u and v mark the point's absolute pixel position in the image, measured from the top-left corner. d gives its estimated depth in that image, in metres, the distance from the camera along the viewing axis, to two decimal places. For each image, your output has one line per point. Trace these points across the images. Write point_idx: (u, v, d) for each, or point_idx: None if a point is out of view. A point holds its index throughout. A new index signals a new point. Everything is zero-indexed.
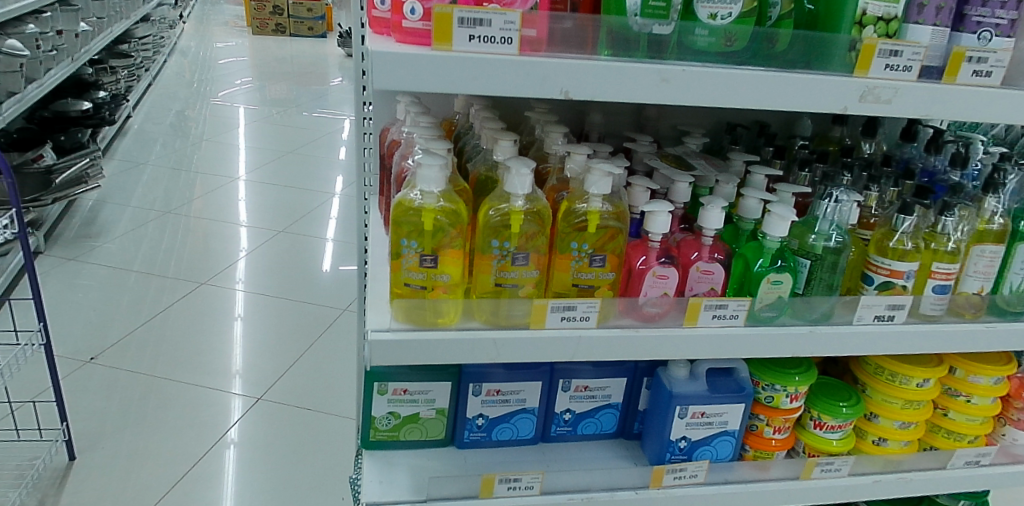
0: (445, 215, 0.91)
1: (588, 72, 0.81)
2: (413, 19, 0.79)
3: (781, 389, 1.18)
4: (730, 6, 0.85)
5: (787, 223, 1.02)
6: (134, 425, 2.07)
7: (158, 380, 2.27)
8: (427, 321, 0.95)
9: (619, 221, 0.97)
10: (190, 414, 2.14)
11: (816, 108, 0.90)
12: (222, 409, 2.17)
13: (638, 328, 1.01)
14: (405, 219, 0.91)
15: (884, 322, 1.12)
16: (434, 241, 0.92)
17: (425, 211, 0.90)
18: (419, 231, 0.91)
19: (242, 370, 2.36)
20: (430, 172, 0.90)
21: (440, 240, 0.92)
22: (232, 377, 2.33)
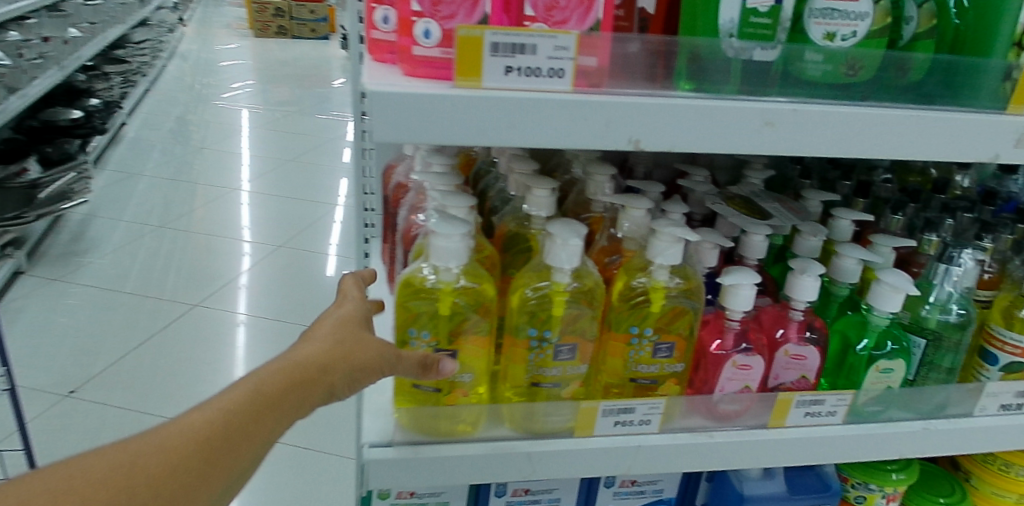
0: (465, 301, 0.70)
1: (666, 115, 0.59)
2: (427, 44, 0.57)
3: (876, 489, 0.95)
4: (855, 22, 0.64)
5: (902, 296, 0.78)
6: None
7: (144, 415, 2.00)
8: (443, 431, 0.74)
9: (689, 298, 0.76)
10: None
11: (964, 158, 0.66)
12: None
13: (711, 430, 0.80)
14: (414, 306, 0.70)
15: (1010, 412, 0.88)
16: (451, 330, 0.71)
17: (439, 296, 0.69)
18: (431, 319, 0.70)
19: None
20: (449, 245, 0.67)
21: (460, 328, 0.71)
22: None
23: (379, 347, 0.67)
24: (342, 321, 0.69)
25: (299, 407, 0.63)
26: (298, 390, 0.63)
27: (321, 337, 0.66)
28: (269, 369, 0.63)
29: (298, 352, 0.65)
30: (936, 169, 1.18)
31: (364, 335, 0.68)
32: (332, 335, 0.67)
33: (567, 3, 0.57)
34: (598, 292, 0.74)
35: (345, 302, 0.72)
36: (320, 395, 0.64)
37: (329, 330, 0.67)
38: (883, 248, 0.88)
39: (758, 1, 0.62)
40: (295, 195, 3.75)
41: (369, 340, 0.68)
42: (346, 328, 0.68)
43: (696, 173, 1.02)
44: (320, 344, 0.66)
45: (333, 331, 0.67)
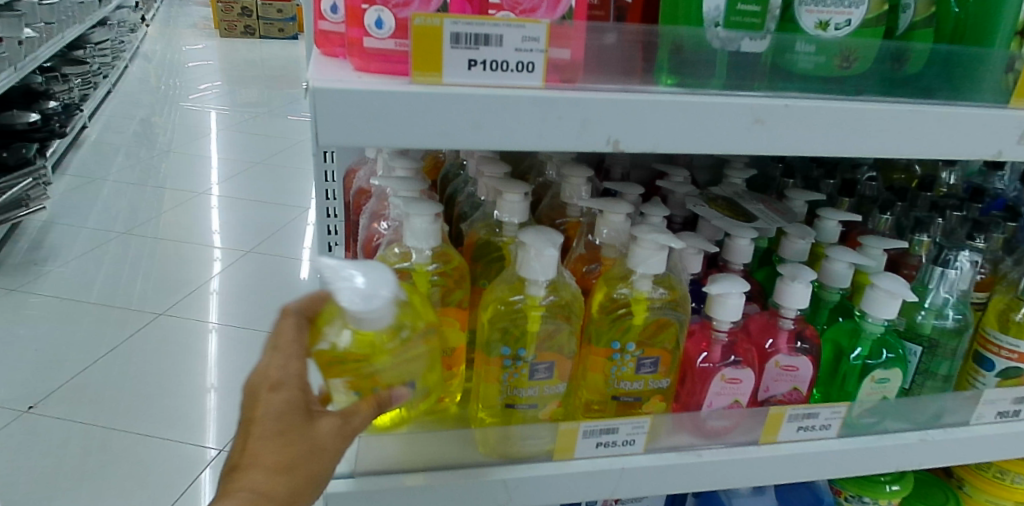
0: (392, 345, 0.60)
1: (648, 113, 0.53)
2: (380, 36, 0.51)
3: (870, 503, 0.90)
4: (850, 11, 0.59)
5: (899, 301, 0.74)
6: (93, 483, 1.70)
7: (108, 430, 1.88)
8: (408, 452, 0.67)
9: (674, 309, 0.71)
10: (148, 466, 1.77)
11: (965, 156, 0.62)
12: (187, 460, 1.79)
13: (699, 449, 0.74)
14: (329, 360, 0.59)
15: (1008, 419, 0.84)
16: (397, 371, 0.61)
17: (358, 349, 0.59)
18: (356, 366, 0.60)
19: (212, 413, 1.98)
20: (370, 310, 0.58)
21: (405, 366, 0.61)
22: (209, 392, 2.07)
23: (339, 445, 0.54)
24: (292, 428, 0.52)
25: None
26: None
27: (269, 460, 0.51)
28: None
29: (244, 491, 0.50)
30: (920, 165, 1.14)
31: (321, 433, 0.53)
32: (285, 455, 0.51)
33: None
34: (576, 305, 0.69)
35: (283, 378, 0.53)
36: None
37: (278, 452, 0.51)
38: (874, 250, 0.84)
39: None
40: (265, 199, 3.63)
41: (325, 435, 0.53)
42: (297, 436, 0.52)
43: (675, 173, 0.97)
44: (270, 476, 0.50)
45: (284, 448, 0.51)
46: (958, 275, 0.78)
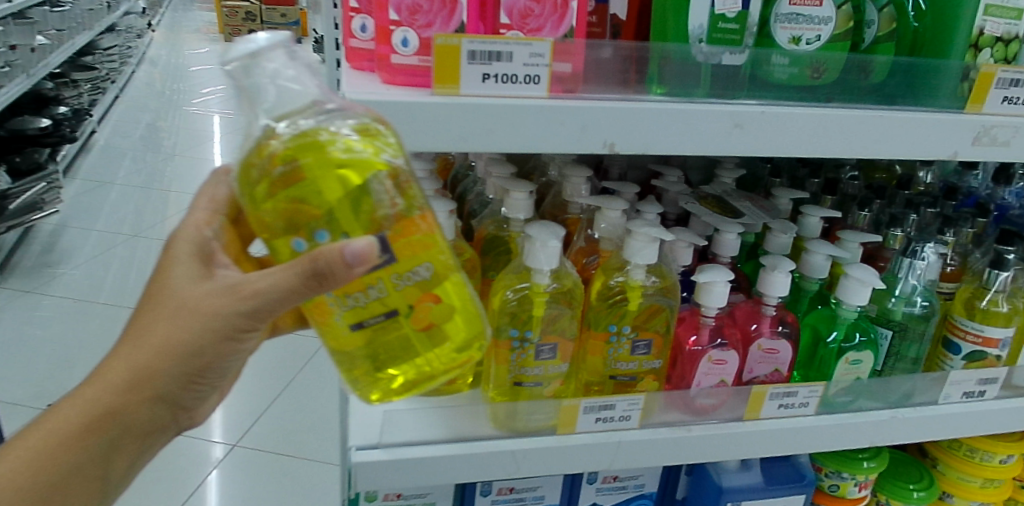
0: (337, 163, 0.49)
1: (640, 120, 0.60)
2: (405, 53, 0.58)
3: (849, 478, 0.98)
4: (819, 27, 0.67)
5: (869, 289, 0.82)
6: None
7: None
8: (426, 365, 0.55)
9: (665, 296, 0.78)
10: None
11: (925, 156, 0.69)
12: None
13: (689, 424, 0.82)
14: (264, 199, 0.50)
15: (973, 399, 0.92)
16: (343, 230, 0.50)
17: (294, 181, 0.49)
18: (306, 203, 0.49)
19: None
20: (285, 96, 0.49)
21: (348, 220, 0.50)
22: None
23: (213, 306, 0.56)
24: (164, 289, 0.58)
25: (161, 396, 0.61)
26: (144, 390, 0.60)
27: (141, 323, 0.59)
28: (92, 381, 0.60)
29: (126, 346, 0.60)
30: (900, 165, 1.22)
31: (189, 293, 0.58)
32: (151, 313, 0.58)
33: (542, 10, 0.58)
34: (578, 292, 0.76)
35: (175, 241, 0.60)
36: (177, 380, 0.60)
37: (151, 311, 0.58)
38: (851, 244, 0.91)
39: (725, 7, 0.64)
40: None
41: (208, 296, 0.57)
42: (162, 298, 0.58)
43: (669, 173, 1.05)
44: (140, 333, 0.59)
45: (155, 306, 0.58)
46: (925, 265, 0.86)
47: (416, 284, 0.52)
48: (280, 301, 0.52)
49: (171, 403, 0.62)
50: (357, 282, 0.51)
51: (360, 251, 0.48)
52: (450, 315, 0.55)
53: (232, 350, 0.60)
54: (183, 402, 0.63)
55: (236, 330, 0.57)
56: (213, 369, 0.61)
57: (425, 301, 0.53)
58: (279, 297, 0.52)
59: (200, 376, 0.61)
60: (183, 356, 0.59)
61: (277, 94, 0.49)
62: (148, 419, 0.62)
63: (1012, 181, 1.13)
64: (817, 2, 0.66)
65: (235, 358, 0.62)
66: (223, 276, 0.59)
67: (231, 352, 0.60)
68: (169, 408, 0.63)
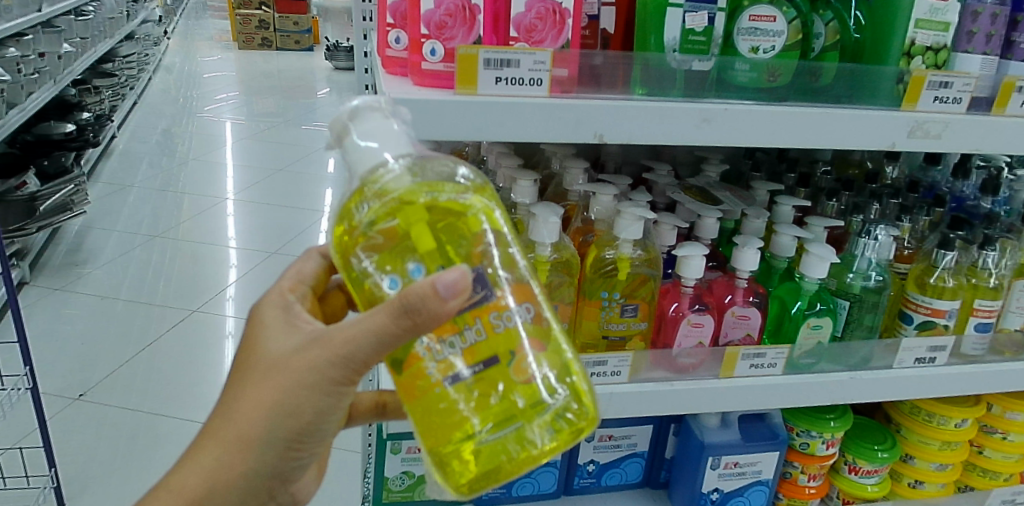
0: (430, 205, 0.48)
1: (625, 114, 0.74)
2: (433, 61, 0.72)
3: (817, 436, 1.11)
4: (773, 39, 0.81)
5: (827, 264, 0.94)
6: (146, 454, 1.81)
7: (154, 416, 1.95)
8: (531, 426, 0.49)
9: (650, 267, 0.91)
10: None
11: (866, 146, 0.82)
12: None
13: (672, 379, 0.94)
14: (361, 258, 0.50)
15: (925, 365, 1.04)
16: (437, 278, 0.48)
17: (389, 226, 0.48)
18: (403, 245, 0.48)
19: None
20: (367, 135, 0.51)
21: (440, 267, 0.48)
22: None
23: (307, 361, 0.52)
24: (255, 359, 0.55)
25: (258, 474, 0.56)
26: (233, 474, 0.55)
27: (229, 402, 0.55)
28: (174, 481, 0.55)
29: (211, 434, 0.56)
30: (871, 161, 1.34)
31: (279, 352, 0.54)
32: (242, 386, 0.54)
33: (544, 26, 0.72)
34: (575, 263, 0.89)
35: (261, 308, 0.58)
36: (275, 457, 0.56)
37: (237, 379, 0.55)
38: (816, 227, 1.04)
39: (694, 23, 0.78)
40: (282, 204, 3.69)
41: (299, 353, 0.53)
42: (254, 365, 0.55)
43: (659, 167, 1.17)
44: (228, 413, 0.55)
45: (246, 378, 0.55)
46: (877, 244, 1.00)
47: (512, 328, 0.48)
48: (373, 348, 0.49)
49: (267, 481, 0.57)
50: (452, 326, 0.48)
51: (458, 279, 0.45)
52: (546, 368, 0.50)
53: (331, 408, 0.55)
54: (278, 481, 0.59)
55: (333, 384, 0.53)
56: (312, 434, 0.57)
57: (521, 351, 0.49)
58: (372, 347, 0.49)
59: (299, 446, 0.57)
60: (277, 427, 0.55)
61: (383, 136, 0.51)
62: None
63: (969, 176, 1.25)
64: (772, 18, 0.80)
65: (335, 418, 0.57)
66: (310, 330, 0.55)
67: (329, 411, 0.55)
68: (265, 483, 0.57)
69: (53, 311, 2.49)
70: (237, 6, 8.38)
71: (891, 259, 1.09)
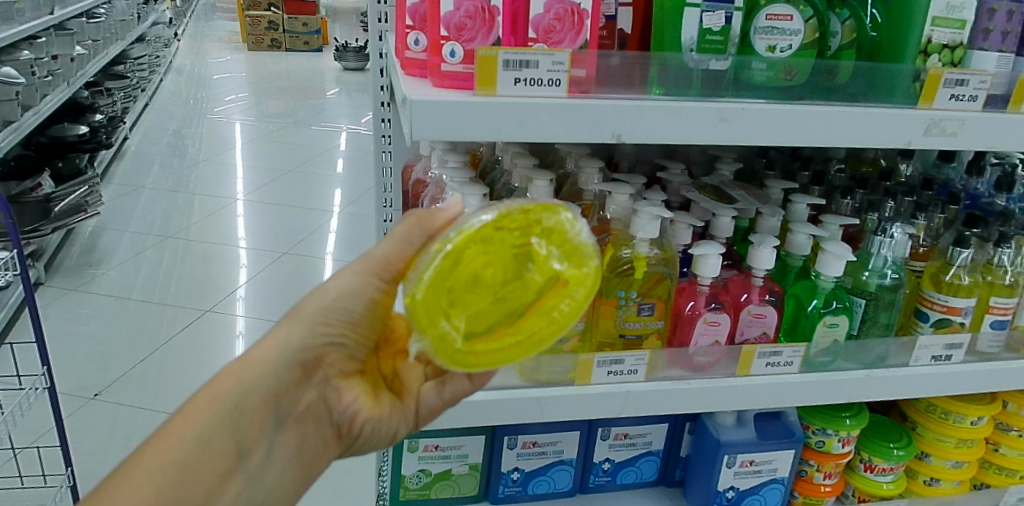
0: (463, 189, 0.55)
1: (643, 114, 0.74)
2: (452, 62, 0.72)
3: (833, 434, 1.11)
4: (791, 38, 0.81)
5: (843, 262, 0.95)
6: None
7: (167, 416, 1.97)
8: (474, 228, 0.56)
9: (666, 266, 0.92)
10: None
11: (883, 144, 0.82)
12: None
13: (688, 378, 0.94)
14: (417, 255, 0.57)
15: (941, 362, 1.04)
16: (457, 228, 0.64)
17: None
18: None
19: None
20: None
21: None
22: None
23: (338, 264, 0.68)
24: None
25: (290, 348, 0.65)
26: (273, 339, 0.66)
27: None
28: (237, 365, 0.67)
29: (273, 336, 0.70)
30: (885, 159, 1.34)
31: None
32: None
33: (562, 27, 0.72)
34: None
35: None
36: (306, 330, 0.66)
37: None
38: (831, 225, 1.04)
39: (712, 22, 0.78)
40: (293, 204, 3.71)
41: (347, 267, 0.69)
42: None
43: (673, 166, 1.17)
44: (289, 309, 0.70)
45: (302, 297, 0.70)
46: (893, 242, 1.00)
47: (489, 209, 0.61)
48: (394, 248, 0.63)
49: (298, 354, 0.65)
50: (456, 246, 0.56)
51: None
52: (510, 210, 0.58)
53: (354, 290, 0.65)
54: (310, 361, 0.66)
55: (357, 274, 0.65)
56: (337, 311, 0.65)
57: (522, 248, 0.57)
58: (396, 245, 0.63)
59: (324, 323, 0.66)
60: (308, 309, 0.66)
61: None
62: (273, 375, 0.65)
63: (983, 173, 1.24)
64: (789, 17, 0.80)
65: (362, 304, 0.66)
66: None
67: (354, 293, 0.65)
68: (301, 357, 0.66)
69: (68, 311, 2.52)
70: (247, 7, 8.42)
71: (907, 257, 1.09)
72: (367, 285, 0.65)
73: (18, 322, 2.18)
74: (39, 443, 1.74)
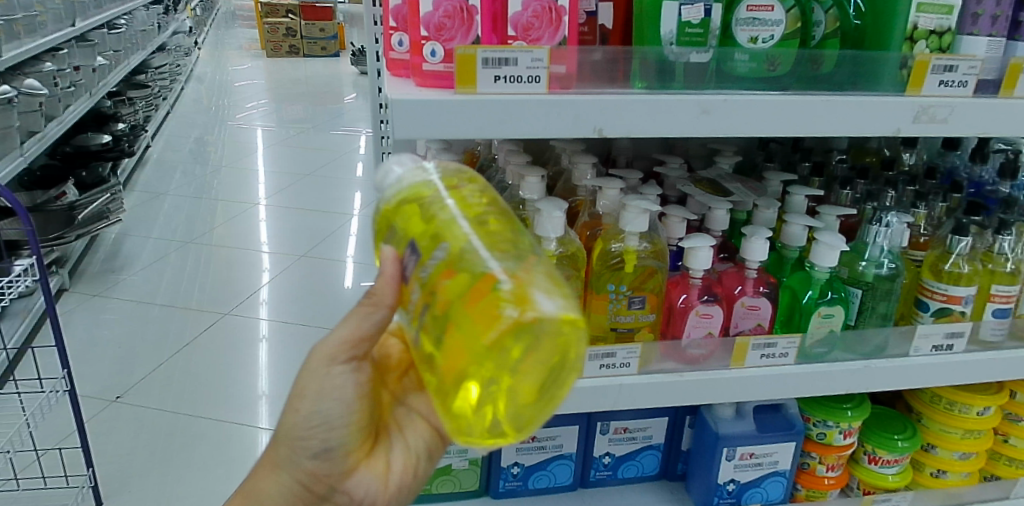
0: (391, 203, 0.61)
1: (623, 108, 0.75)
2: (434, 62, 0.74)
3: (834, 426, 1.10)
4: (772, 29, 0.82)
5: (837, 253, 0.94)
6: (178, 456, 1.85)
7: (185, 418, 2.01)
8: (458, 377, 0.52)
9: (657, 259, 0.93)
10: (216, 436, 1.94)
11: (872, 133, 0.81)
12: (240, 436, 1.94)
13: (682, 371, 0.95)
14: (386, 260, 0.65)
15: (942, 352, 1.02)
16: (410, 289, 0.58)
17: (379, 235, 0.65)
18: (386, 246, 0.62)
19: (267, 393, 2.13)
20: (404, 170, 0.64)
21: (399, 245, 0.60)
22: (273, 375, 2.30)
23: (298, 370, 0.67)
24: None
25: (284, 475, 0.69)
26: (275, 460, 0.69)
27: None
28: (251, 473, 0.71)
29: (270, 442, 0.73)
30: (888, 149, 1.33)
31: None
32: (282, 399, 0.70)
33: (540, 24, 0.73)
34: (581, 256, 0.90)
35: None
36: (293, 447, 0.67)
37: None
38: (828, 216, 1.03)
39: (690, 15, 0.78)
40: (313, 208, 3.76)
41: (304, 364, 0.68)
42: None
43: (671, 161, 1.17)
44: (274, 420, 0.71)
45: None
46: (889, 231, 1.00)
47: (427, 278, 0.54)
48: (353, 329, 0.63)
49: (296, 473, 0.68)
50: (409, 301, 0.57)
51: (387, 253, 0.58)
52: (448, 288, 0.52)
53: (325, 391, 0.65)
54: (308, 474, 0.68)
55: (316, 373, 0.65)
56: (311, 423, 0.66)
57: (442, 291, 0.52)
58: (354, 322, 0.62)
59: (307, 440, 0.67)
60: (294, 442, 0.67)
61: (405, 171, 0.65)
62: (282, 500, 0.69)
63: (987, 160, 1.21)
64: (769, 8, 0.81)
65: (330, 406, 0.65)
66: None
67: (317, 399, 0.65)
68: (296, 475, 0.68)
69: (91, 317, 2.58)
70: (264, 15, 8.51)
71: (906, 247, 1.09)
72: (344, 382, 0.65)
73: (42, 328, 2.24)
74: (61, 445, 1.78)
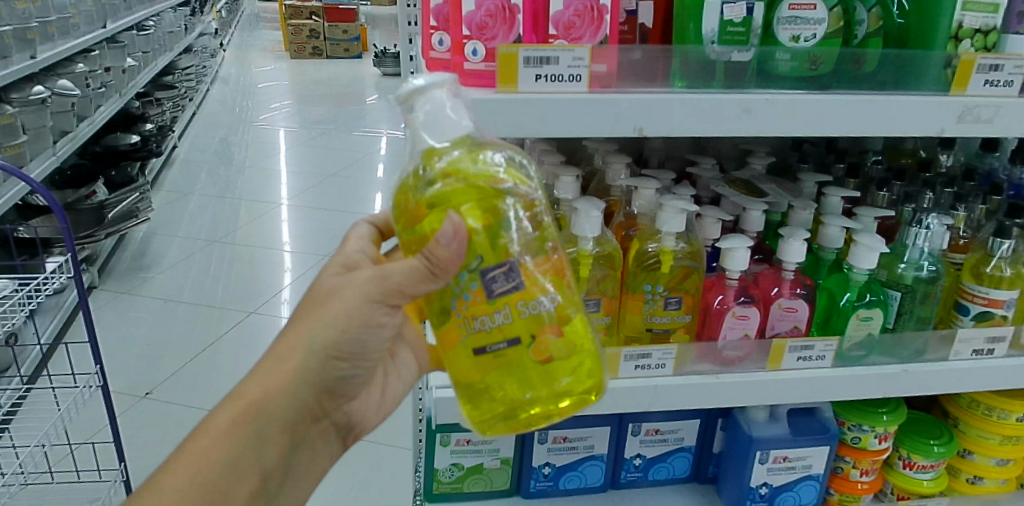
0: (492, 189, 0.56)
1: (662, 107, 0.74)
2: (474, 60, 0.73)
3: (868, 430, 1.09)
4: (815, 27, 0.81)
5: (877, 254, 0.93)
6: None
7: None
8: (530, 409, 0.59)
9: (694, 260, 0.92)
10: None
11: (914, 133, 0.80)
12: None
13: (717, 373, 0.94)
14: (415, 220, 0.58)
15: (982, 356, 1.01)
16: (477, 296, 0.56)
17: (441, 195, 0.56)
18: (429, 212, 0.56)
19: None
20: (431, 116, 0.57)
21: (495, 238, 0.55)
22: None
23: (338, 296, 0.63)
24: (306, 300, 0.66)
25: (299, 392, 0.65)
26: (293, 380, 0.65)
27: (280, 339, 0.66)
28: (243, 391, 0.65)
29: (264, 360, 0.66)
30: (924, 151, 1.31)
31: (319, 284, 0.65)
32: (303, 320, 0.64)
33: (582, 23, 0.73)
34: (617, 256, 0.90)
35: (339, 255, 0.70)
36: (318, 364, 0.65)
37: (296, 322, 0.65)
38: (866, 218, 1.02)
39: (733, 14, 0.78)
40: (336, 208, 3.79)
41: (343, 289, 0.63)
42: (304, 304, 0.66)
43: (703, 161, 1.16)
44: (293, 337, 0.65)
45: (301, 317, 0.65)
46: (929, 234, 0.98)
47: (535, 314, 0.57)
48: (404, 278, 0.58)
49: (312, 391, 0.66)
50: (485, 306, 0.56)
51: (457, 228, 0.53)
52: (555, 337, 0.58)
53: (369, 322, 0.63)
54: (326, 392, 0.67)
55: (372, 301, 0.62)
56: (350, 346, 0.64)
57: (546, 342, 0.57)
58: (405, 277, 0.58)
59: (340, 363, 0.66)
60: (318, 364, 0.64)
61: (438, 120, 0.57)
62: (290, 416, 0.66)
63: None
64: (812, 6, 0.80)
65: (377, 337, 0.65)
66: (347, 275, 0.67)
67: (365, 323, 0.63)
68: (308, 395, 0.66)
69: (120, 314, 2.61)
70: (289, 17, 8.60)
71: (945, 250, 1.07)
72: (388, 320, 0.64)
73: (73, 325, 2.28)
74: (94, 439, 1.81)
